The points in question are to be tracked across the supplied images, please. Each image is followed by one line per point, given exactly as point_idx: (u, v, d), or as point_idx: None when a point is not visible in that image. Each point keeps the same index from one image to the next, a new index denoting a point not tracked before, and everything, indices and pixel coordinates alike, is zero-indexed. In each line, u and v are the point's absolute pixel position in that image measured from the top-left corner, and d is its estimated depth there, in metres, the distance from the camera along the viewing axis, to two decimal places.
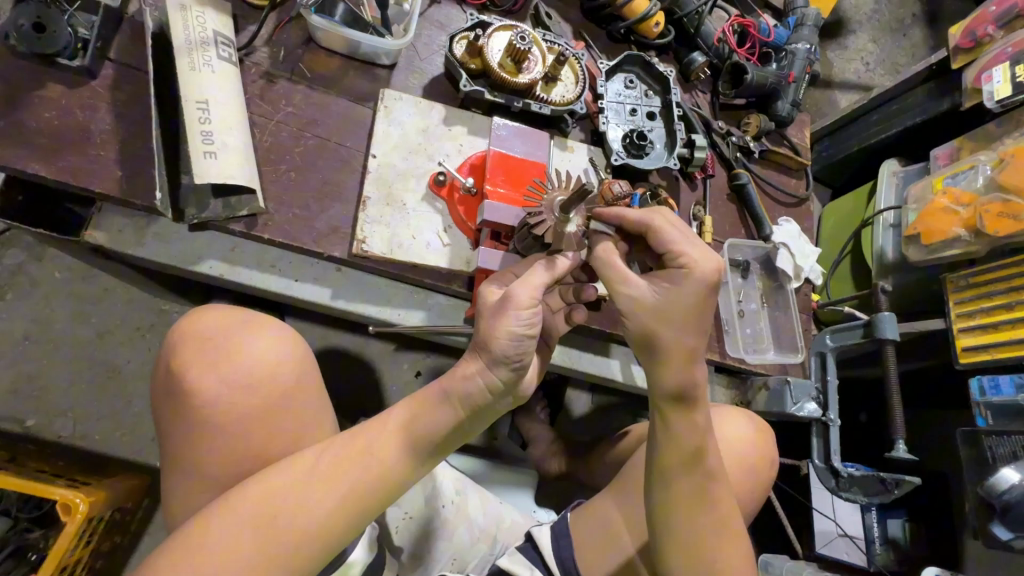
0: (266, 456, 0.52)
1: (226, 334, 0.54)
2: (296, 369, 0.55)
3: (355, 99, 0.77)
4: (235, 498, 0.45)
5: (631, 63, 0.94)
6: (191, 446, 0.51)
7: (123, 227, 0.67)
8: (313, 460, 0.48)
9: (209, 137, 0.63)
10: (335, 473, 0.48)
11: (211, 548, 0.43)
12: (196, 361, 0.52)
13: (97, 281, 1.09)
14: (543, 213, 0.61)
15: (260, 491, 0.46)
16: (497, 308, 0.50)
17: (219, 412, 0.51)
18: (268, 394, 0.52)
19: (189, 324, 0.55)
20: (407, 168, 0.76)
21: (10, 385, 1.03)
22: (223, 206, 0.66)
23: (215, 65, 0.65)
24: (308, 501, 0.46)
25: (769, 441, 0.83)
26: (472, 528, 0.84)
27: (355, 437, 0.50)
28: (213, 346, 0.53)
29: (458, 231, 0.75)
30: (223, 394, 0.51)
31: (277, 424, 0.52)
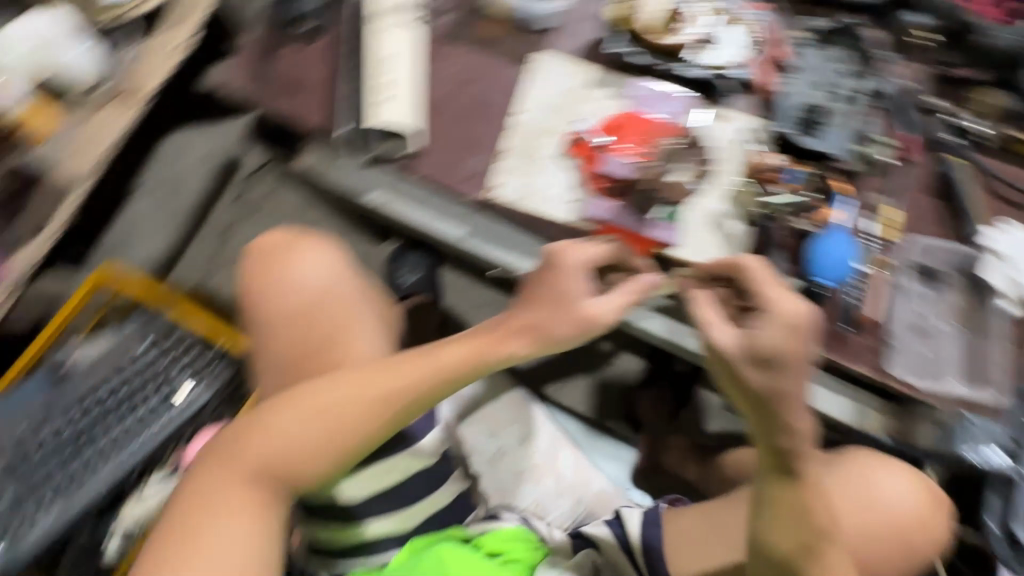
0: (314, 343, 0.71)
1: (281, 253, 0.77)
2: (326, 275, 0.76)
3: (512, 60, 0.84)
4: (300, 396, 0.58)
5: (847, 39, 0.85)
6: (266, 332, 0.73)
7: (321, 156, 0.84)
8: (355, 375, 0.60)
9: (388, 89, 0.80)
10: (372, 385, 0.59)
11: (276, 426, 0.57)
12: (267, 269, 0.76)
13: (313, 213, 1.40)
14: (653, 176, 0.77)
15: (314, 399, 0.58)
16: (561, 303, 0.62)
17: (278, 303, 0.74)
18: (311, 292, 0.74)
19: (263, 241, 0.80)
20: (547, 126, 0.80)
21: None
22: (390, 144, 0.81)
23: (403, 36, 0.84)
24: (348, 410, 0.58)
25: (929, 491, 0.76)
26: (559, 480, 0.89)
27: (396, 362, 0.60)
28: (276, 256, 0.77)
29: (585, 188, 0.77)
30: (284, 291, 0.74)
31: (319, 316, 0.73)
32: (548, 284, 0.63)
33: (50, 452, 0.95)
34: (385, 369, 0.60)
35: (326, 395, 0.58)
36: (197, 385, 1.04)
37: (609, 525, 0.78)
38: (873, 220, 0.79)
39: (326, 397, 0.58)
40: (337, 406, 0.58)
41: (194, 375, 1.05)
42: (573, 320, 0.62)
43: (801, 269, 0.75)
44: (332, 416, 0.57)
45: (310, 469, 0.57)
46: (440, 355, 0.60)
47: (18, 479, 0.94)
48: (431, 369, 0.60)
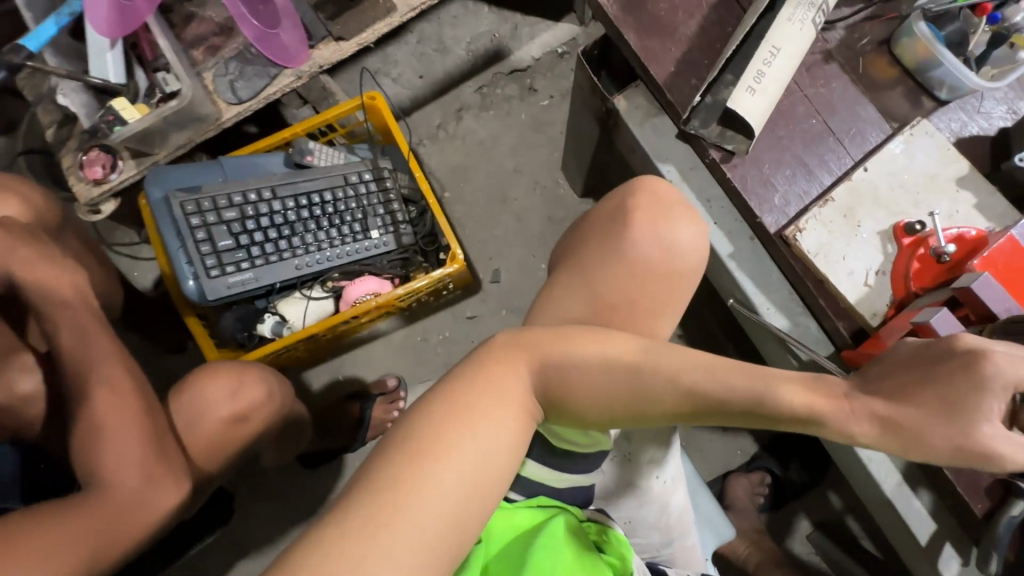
0: (637, 300, 0.71)
1: (657, 208, 0.73)
2: (689, 256, 0.73)
3: (884, 114, 0.76)
4: (618, 341, 0.58)
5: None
6: (607, 262, 0.72)
7: (640, 106, 0.82)
8: (677, 356, 0.56)
9: (760, 78, 0.71)
10: (691, 372, 0.55)
11: (583, 358, 0.57)
12: (648, 212, 0.73)
13: (539, 137, 1.40)
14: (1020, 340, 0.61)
15: (626, 354, 0.57)
16: (959, 411, 0.46)
17: (637, 249, 0.72)
18: (669, 261, 0.72)
19: (654, 184, 0.75)
20: (887, 198, 0.72)
21: (454, 166, 1.39)
22: (720, 133, 0.74)
23: (805, 26, 0.73)
24: (649, 381, 0.56)
25: None
26: (661, 516, 0.86)
27: (723, 364, 0.54)
28: (663, 208, 0.73)
29: (888, 280, 0.71)
30: (648, 242, 0.72)
31: (660, 286, 0.72)
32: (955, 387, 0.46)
33: (258, 224, 1.01)
34: (715, 366, 0.54)
35: (627, 355, 0.57)
36: (388, 234, 1.09)
37: None
38: None
39: (629, 355, 0.57)
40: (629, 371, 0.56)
41: (389, 225, 1.10)
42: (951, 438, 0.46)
43: None
44: (623, 375, 0.56)
45: (580, 412, 0.58)
46: (767, 381, 0.52)
47: (219, 232, 0.99)
48: (759, 394, 0.52)
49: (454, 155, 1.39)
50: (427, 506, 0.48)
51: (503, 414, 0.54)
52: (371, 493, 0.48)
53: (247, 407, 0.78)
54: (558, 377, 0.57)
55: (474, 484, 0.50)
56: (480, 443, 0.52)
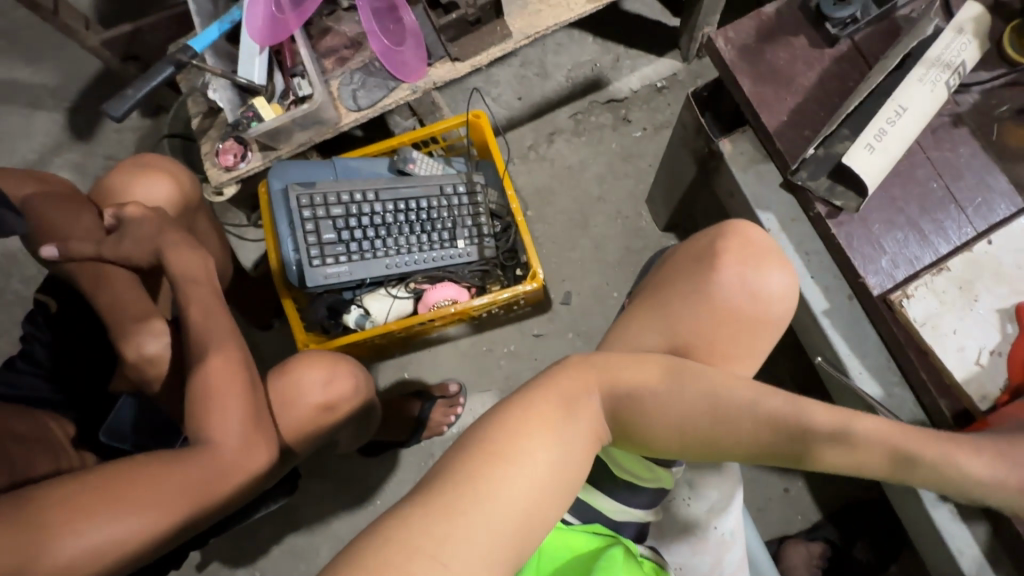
0: (719, 346, 0.71)
1: (746, 254, 0.73)
2: (779, 307, 0.72)
3: (1016, 185, 0.71)
4: (702, 375, 0.60)
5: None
6: (690, 303, 0.73)
7: (744, 152, 0.82)
8: (762, 396, 0.57)
9: (881, 136, 0.70)
10: (777, 414, 0.56)
11: (667, 387, 0.59)
12: (737, 254, 0.73)
13: (626, 167, 1.42)
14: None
15: (711, 387, 0.59)
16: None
17: (723, 292, 0.72)
18: (757, 310, 0.72)
19: (748, 229, 0.75)
20: (1011, 275, 0.69)
21: (539, 187, 1.43)
22: (828, 188, 0.73)
23: (936, 87, 0.71)
24: (733, 416, 0.57)
25: None
26: (716, 568, 0.83)
27: (810, 408, 0.56)
28: (755, 254, 0.73)
29: (1003, 361, 0.67)
30: (734, 286, 0.72)
31: (745, 336, 0.72)
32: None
33: (358, 222, 1.09)
34: (799, 410, 0.56)
35: (707, 389, 0.59)
36: (472, 246, 1.14)
37: None
38: None
39: (715, 387, 0.59)
40: (710, 402, 0.58)
41: (474, 238, 1.15)
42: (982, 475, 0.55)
43: None
44: (704, 405, 0.58)
45: (653, 440, 0.59)
46: (853, 427, 0.54)
47: (324, 225, 1.07)
48: (844, 440, 0.54)
49: (541, 176, 1.43)
50: (504, 500, 0.50)
51: (578, 430, 0.56)
52: (452, 483, 0.50)
53: (336, 397, 0.85)
54: (634, 402, 0.59)
55: (547, 491, 0.53)
56: (554, 451, 0.54)
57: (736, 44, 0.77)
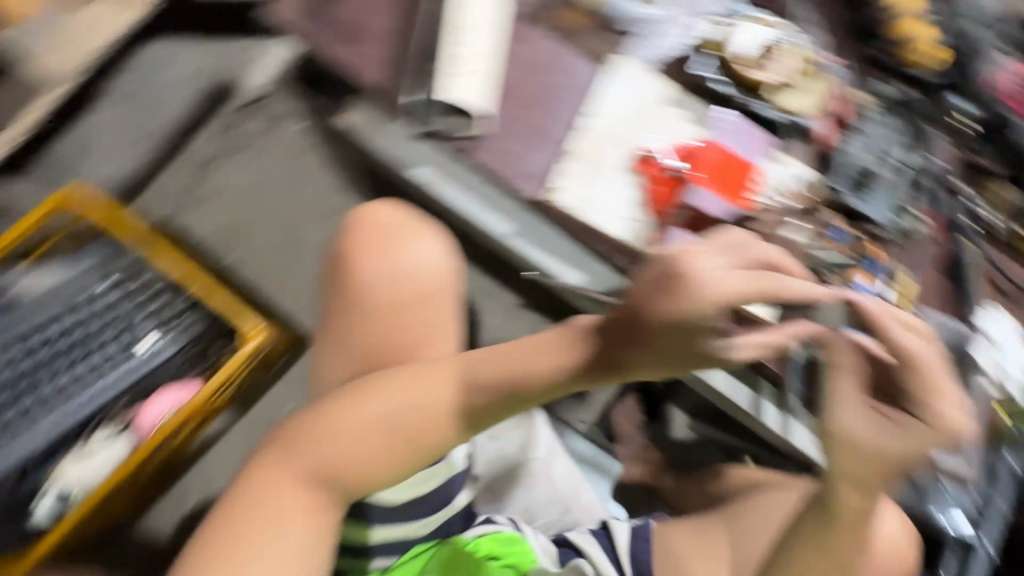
0: (399, 341, 0.64)
1: (388, 235, 0.66)
2: (438, 275, 0.66)
3: (590, 57, 0.81)
4: (369, 392, 0.54)
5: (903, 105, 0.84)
6: (350, 319, 0.64)
7: (369, 119, 0.78)
8: (426, 385, 0.53)
9: (457, 58, 0.75)
10: (444, 394, 0.53)
11: (335, 427, 0.53)
12: (364, 248, 0.66)
13: (308, 165, 1.30)
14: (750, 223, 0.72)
15: (378, 407, 0.53)
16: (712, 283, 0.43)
17: (372, 290, 0.64)
18: (414, 289, 0.64)
19: (364, 210, 0.68)
20: (615, 136, 0.77)
21: (226, 226, 1.23)
22: (447, 119, 0.77)
23: (485, 7, 0.79)
24: (411, 421, 0.53)
25: (908, 556, 0.69)
26: (551, 488, 0.90)
27: (470, 366, 0.53)
28: (382, 235, 0.66)
29: (647, 209, 0.74)
30: (379, 279, 0.64)
31: (420, 318, 0.64)
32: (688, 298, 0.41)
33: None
34: (460, 377, 0.53)
35: (382, 406, 0.53)
36: (169, 335, 0.94)
37: (597, 536, 0.81)
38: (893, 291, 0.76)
39: (380, 406, 0.53)
40: (392, 416, 0.53)
41: (164, 324, 0.94)
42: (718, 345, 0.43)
43: None
44: (380, 426, 0.52)
45: (363, 487, 0.54)
46: (524, 369, 0.50)
47: None
48: (504, 377, 0.52)
49: (221, 214, 1.23)
50: None
51: (278, 532, 0.51)
52: None
53: None
54: (317, 470, 0.52)
55: None
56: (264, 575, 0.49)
57: None
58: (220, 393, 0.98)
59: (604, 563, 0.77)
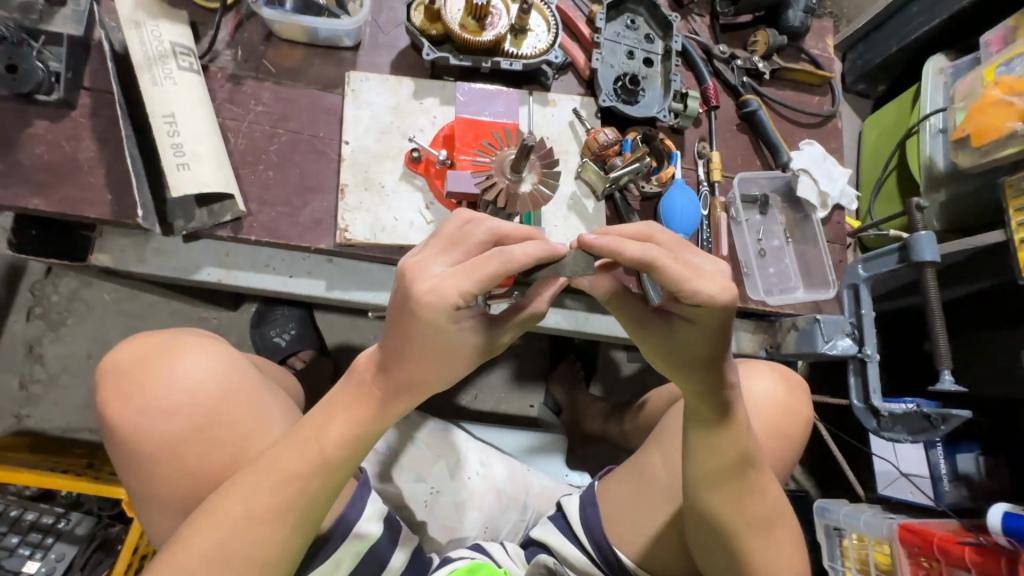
0: (206, 469, 0.58)
1: (144, 363, 0.59)
2: (219, 379, 0.60)
3: (325, 86, 0.76)
4: (188, 542, 0.52)
5: (636, 2, 0.86)
6: (145, 472, 0.58)
7: (124, 247, 0.70)
8: (246, 503, 0.52)
9: (180, 150, 0.65)
10: (269, 502, 0.53)
11: None
12: (120, 397, 0.58)
13: (143, 299, 1.21)
14: (495, 176, 0.67)
15: (206, 547, 0.51)
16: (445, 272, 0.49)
17: (146, 436, 0.57)
18: (193, 412, 0.58)
19: (112, 357, 0.60)
20: (381, 149, 0.74)
21: (85, 400, 1.16)
22: (209, 213, 0.69)
23: (176, 76, 0.67)
24: (249, 541, 0.52)
25: (798, 398, 0.76)
26: (502, 496, 0.88)
27: (284, 464, 0.53)
28: (134, 376, 0.58)
29: (440, 205, 0.74)
30: (149, 421, 0.57)
31: (218, 435, 0.58)
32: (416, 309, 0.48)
33: None
34: (278, 478, 0.53)
35: (198, 549, 0.51)
36: (51, 553, 0.88)
37: (557, 522, 0.80)
38: (701, 169, 0.87)
39: (207, 545, 0.51)
40: (217, 551, 0.52)
41: (38, 547, 0.88)
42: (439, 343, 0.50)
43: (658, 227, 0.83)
44: (217, 563, 0.52)
45: None
46: (320, 443, 0.54)
47: None
48: (320, 455, 0.54)
49: (74, 390, 1.15)
50: None
51: None
52: None
53: None
54: None
55: None
56: None
57: None
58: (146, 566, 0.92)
59: (566, 545, 0.77)
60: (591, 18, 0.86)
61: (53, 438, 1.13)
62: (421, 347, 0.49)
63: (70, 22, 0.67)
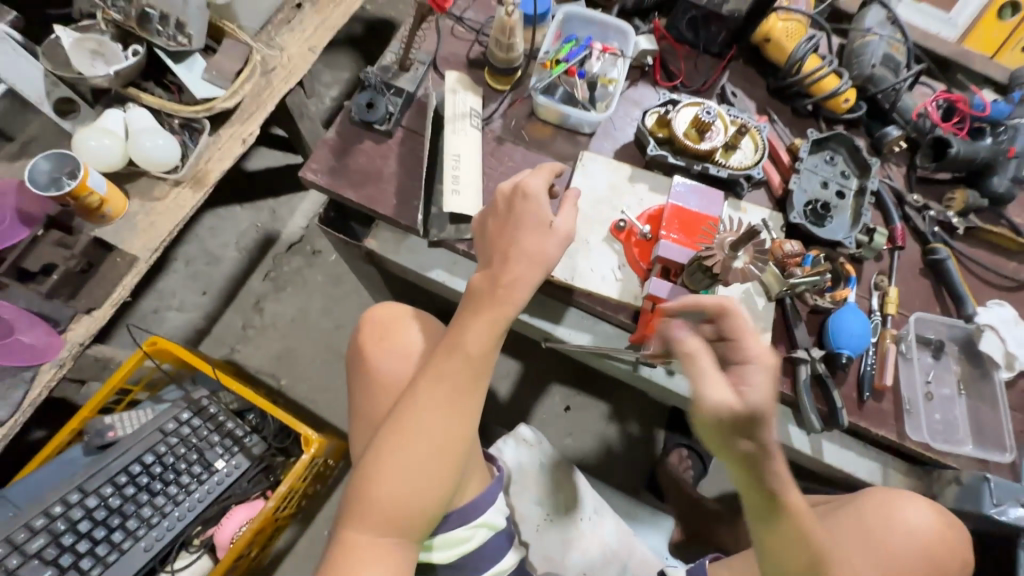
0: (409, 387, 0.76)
1: (383, 316, 0.81)
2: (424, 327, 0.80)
3: (560, 158, 0.97)
4: (397, 424, 0.67)
5: (838, 143, 0.97)
6: (372, 391, 0.78)
7: (388, 239, 0.93)
8: (433, 391, 0.68)
9: (456, 181, 0.89)
10: (449, 384, 0.67)
11: (388, 456, 0.66)
12: (365, 340, 0.80)
13: (343, 287, 1.49)
14: (714, 248, 0.77)
15: (410, 427, 0.66)
16: (542, 227, 0.71)
17: (380, 367, 0.78)
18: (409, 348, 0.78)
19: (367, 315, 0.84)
20: (593, 214, 0.91)
21: (279, 352, 1.43)
22: (456, 230, 0.88)
23: (468, 131, 0.92)
24: (434, 423, 0.67)
25: (958, 538, 0.76)
26: (605, 547, 0.91)
27: (454, 355, 0.68)
28: (375, 323, 0.81)
29: (630, 269, 0.87)
30: (381, 356, 0.78)
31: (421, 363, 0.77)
32: (524, 240, 0.70)
33: (86, 525, 0.94)
34: (450, 364, 0.68)
35: (405, 433, 0.66)
36: (233, 459, 1.08)
37: None
38: (876, 300, 0.91)
39: (407, 426, 0.66)
40: (416, 451, 0.66)
41: (227, 450, 1.08)
42: (542, 257, 0.70)
43: (823, 341, 0.87)
44: (420, 439, 0.66)
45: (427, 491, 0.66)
46: (461, 346, 0.68)
47: (40, 562, 0.89)
48: (472, 340, 0.68)
49: (274, 342, 1.43)
50: None
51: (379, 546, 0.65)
52: None
53: None
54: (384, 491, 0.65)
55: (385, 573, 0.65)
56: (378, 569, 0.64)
57: (323, 171, 0.92)
58: (291, 497, 1.10)
59: None
60: (792, 149, 0.98)
61: (248, 373, 1.40)
62: (520, 270, 0.69)
63: (409, 83, 0.96)
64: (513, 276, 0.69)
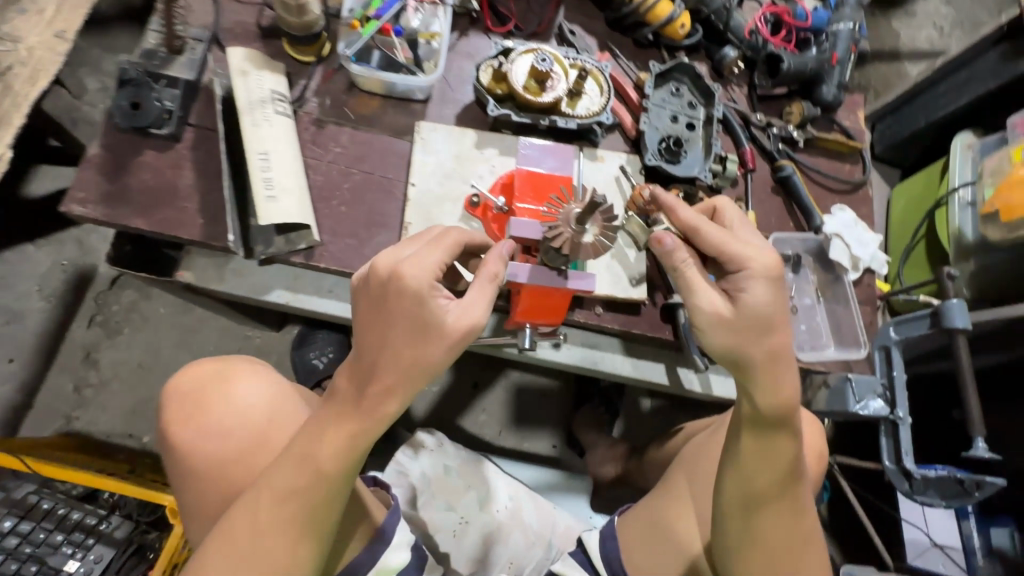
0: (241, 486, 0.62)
1: (205, 388, 0.65)
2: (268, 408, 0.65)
3: (395, 132, 0.85)
4: (214, 546, 0.55)
5: (681, 73, 0.94)
6: (189, 484, 0.63)
7: (206, 267, 0.77)
8: (264, 510, 0.55)
9: (270, 183, 0.73)
10: (285, 503, 0.55)
11: None
12: (177, 420, 0.64)
13: (193, 314, 1.28)
14: (560, 225, 0.65)
15: (229, 551, 0.55)
16: (425, 330, 0.54)
17: (198, 456, 0.63)
18: (244, 433, 0.64)
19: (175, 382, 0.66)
20: (443, 192, 0.81)
21: (132, 406, 1.21)
22: (286, 240, 0.75)
23: (272, 119, 0.76)
24: (264, 549, 0.55)
25: (816, 434, 0.80)
26: (527, 531, 0.89)
27: (298, 474, 0.55)
28: (194, 399, 0.65)
29: (494, 247, 0.79)
30: (197, 443, 0.63)
31: (260, 456, 0.63)
32: (402, 330, 0.54)
33: None
34: (289, 484, 0.55)
35: (221, 555, 0.55)
36: (90, 554, 0.91)
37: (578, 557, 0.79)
38: None
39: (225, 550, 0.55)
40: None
41: (80, 547, 0.91)
42: (422, 368, 0.55)
43: None
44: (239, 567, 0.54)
45: None
46: (312, 459, 0.55)
47: None
48: (327, 458, 0.55)
49: (122, 397, 1.21)
50: None
51: None
52: None
53: None
54: None
55: None
56: None
57: (95, 199, 0.73)
58: None
59: None
60: (639, 84, 0.94)
61: (97, 441, 1.18)
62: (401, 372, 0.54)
63: (186, 68, 0.77)
64: (385, 386, 0.54)
